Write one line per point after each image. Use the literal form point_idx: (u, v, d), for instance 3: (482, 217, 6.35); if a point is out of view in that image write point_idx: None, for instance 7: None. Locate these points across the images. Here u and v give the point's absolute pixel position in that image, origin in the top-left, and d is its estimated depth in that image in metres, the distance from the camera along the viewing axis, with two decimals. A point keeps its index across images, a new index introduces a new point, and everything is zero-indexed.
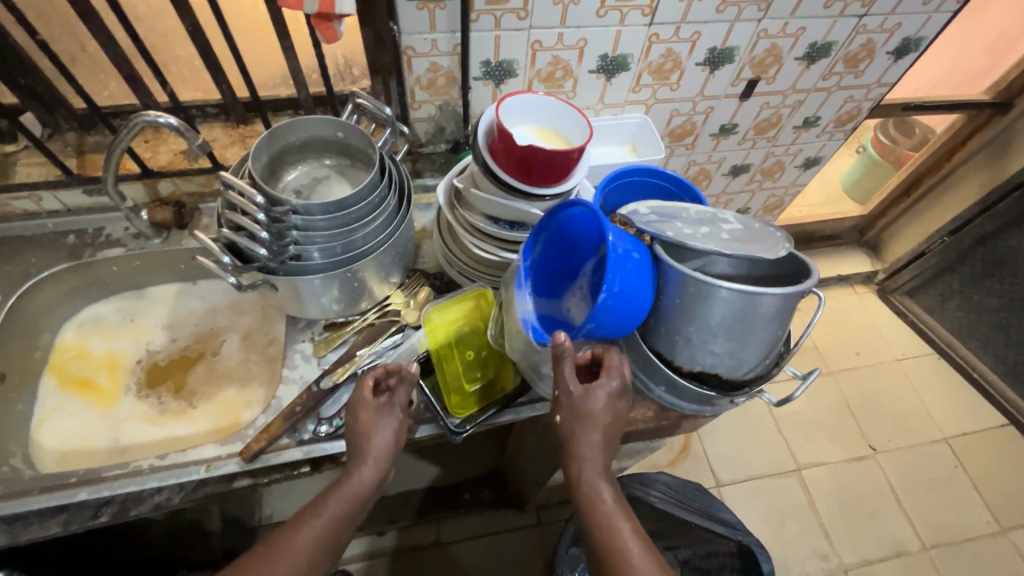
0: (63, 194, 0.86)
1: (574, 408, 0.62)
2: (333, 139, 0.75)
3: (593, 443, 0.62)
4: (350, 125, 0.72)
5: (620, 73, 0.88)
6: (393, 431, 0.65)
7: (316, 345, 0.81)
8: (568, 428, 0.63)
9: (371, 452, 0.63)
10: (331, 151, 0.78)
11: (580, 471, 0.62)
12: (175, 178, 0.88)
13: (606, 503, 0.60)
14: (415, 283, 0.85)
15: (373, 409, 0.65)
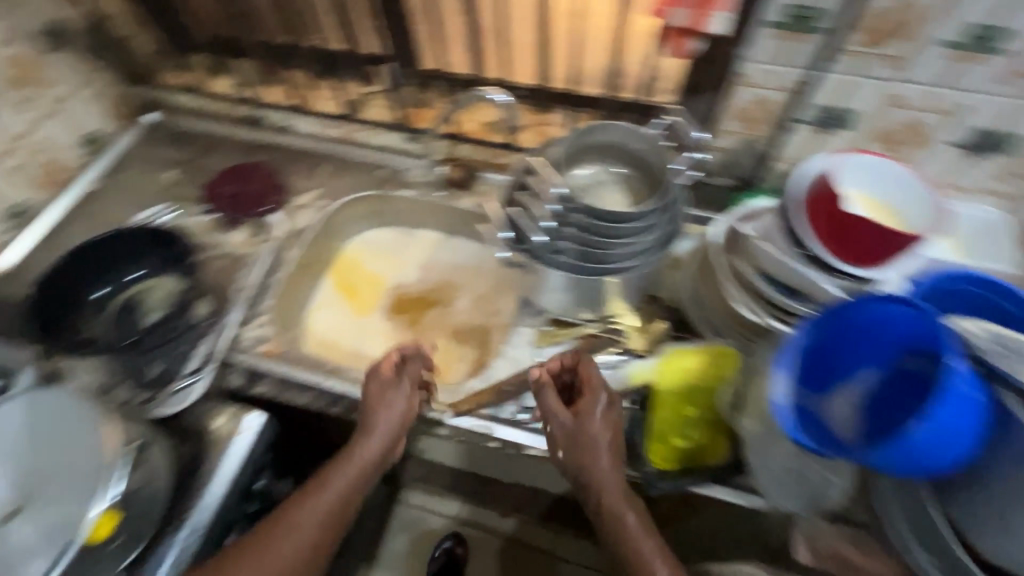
0: (390, 135, 1.03)
1: (569, 436, 0.67)
2: (631, 152, 0.75)
3: (603, 467, 0.64)
4: (656, 141, 0.72)
5: (993, 155, 0.70)
6: (401, 405, 0.73)
7: (538, 335, 0.84)
8: (574, 455, 0.66)
9: (376, 428, 0.71)
10: (622, 163, 0.77)
11: (600, 495, 0.63)
12: (474, 146, 0.98)
13: (631, 529, 0.60)
14: (650, 312, 0.82)
15: (384, 384, 0.74)
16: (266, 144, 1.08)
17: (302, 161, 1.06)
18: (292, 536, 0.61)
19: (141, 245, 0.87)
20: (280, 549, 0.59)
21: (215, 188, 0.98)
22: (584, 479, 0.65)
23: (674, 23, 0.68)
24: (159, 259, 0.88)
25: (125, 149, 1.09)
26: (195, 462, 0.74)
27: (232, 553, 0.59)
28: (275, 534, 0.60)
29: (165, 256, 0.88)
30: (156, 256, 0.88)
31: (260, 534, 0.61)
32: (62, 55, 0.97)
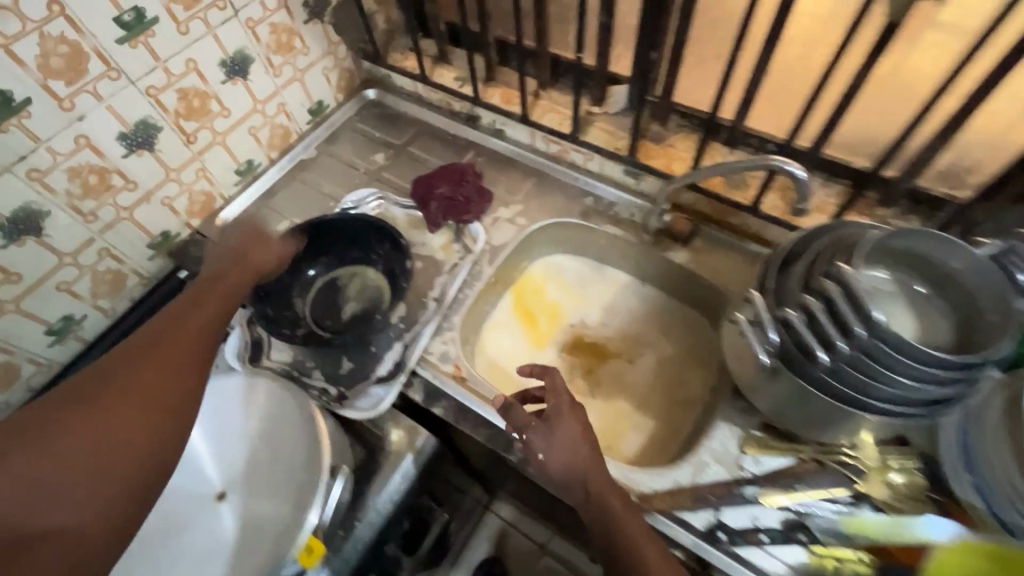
0: (608, 163, 0.95)
1: (544, 434, 0.67)
2: (938, 267, 0.61)
3: (582, 454, 0.65)
4: (991, 264, 0.56)
5: None
6: (281, 249, 0.80)
7: (747, 440, 0.72)
8: (558, 456, 0.65)
9: (252, 263, 0.76)
10: (916, 274, 0.64)
11: (589, 491, 0.64)
12: (702, 196, 0.86)
13: (617, 512, 0.62)
14: (901, 458, 0.67)
15: (261, 236, 0.79)
16: (475, 144, 1.05)
17: (508, 170, 1.02)
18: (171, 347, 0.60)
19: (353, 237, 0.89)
20: (156, 355, 0.59)
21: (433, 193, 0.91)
22: (570, 485, 0.65)
23: None
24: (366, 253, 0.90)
25: (341, 122, 1.12)
26: (370, 469, 0.74)
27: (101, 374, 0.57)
28: (152, 346, 0.60)
29: (372, 251, 0.90)
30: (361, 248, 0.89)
31: (109, 367, 0.57)
32: (316, 25, 0.99)
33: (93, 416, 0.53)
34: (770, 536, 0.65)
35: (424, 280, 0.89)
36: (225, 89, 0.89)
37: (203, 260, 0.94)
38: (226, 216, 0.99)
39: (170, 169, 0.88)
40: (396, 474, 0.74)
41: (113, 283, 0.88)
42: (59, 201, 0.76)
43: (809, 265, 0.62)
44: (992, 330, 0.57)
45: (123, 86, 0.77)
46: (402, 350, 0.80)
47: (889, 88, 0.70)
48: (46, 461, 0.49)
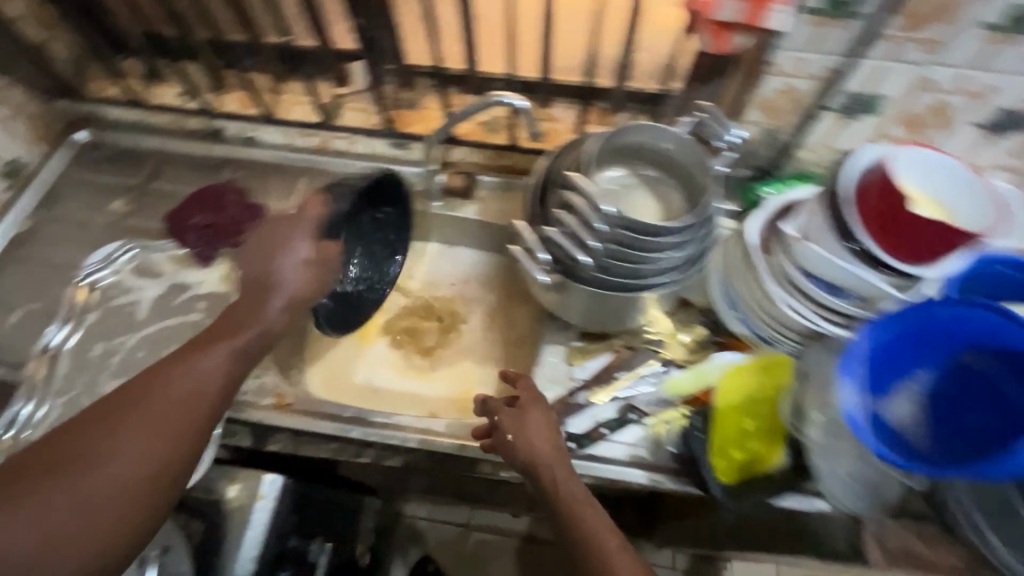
0: (374, 142, 0.92)
1: (518, 423, 0.64)
2: (656, 151, 0.70)
3: (545, 450, 0.62)
4: (687, 140, 0.66)
5: (1014, 133, 0.71)
6: (295, 267, 0.65)
7: (571, 352, 0.78)
8: (523, 443, 0.63)
9: (277, 284, 0.63)
10: (645, 162, 0.72)
11: (553, 474, 0.61)
12: (471, 147, 0.90)
13: (576, 501, 0.59)
14: (687, 318, 0.77)
15: (281, 235, 0.67)
16: (229, 159, 0.96)
17: (276, 177, 0.94)
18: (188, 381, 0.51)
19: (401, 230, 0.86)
20: (168, 402, 0.49)
21: (188, 224, 0.84)
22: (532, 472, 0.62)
23: (719, 17, 0.61)
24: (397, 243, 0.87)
25: (58, 179, 0.94)
26: (217, 537, 0.68)
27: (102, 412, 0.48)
28: (158, 387, 0.50)
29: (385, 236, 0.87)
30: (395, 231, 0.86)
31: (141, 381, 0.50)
32: None
33: (94, 437, 0.46)
34: (610, 427, 0.72)
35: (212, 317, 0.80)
36: None
37: None
38: None
39: None
40: (247, 530, 0.68)
41: None
42: None
43: (554, 181, 0.67)
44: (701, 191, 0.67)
45: None
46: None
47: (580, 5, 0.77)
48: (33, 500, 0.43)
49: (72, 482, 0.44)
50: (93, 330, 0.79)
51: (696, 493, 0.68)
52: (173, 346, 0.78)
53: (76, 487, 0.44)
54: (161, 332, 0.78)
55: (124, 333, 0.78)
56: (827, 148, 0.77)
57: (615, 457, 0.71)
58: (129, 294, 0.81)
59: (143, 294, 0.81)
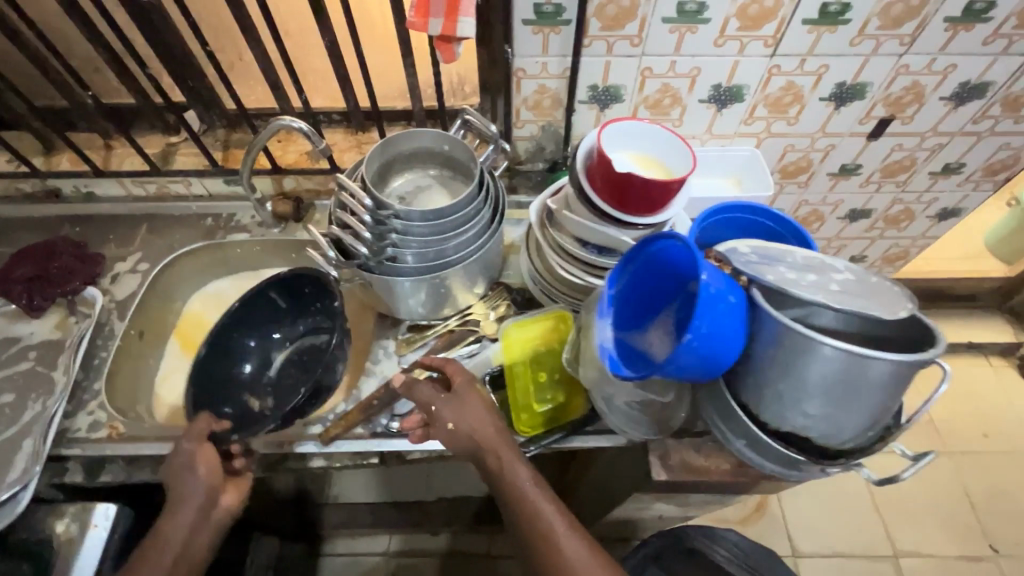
0: (208, 182, 0.98)
1: (457, 410, 0.66)
2: (439, 151, 0.80)
3: (490, 434, 0.65)
4: (455, 139, 0.76)
5: (732, 103, 0.85)
6: (206, 484, 0.66)
7: (399, 344, 0.85)
8: (463, 429, 0.65)
9: (187, 503, 0.65)
10: (435, 163, 0.82)
11: (500, 458, 0.64)
12: (298, 176, 0.96)
13: (521, 480, 0.63)
14: (498, 296, 0.87)
15: (194, 450, 0.68)
16: (69, 216, 0.99)
17: (117, 226, 0.99)
18: None
19: (248, 318, 0.87)
20: None
21: (12, 277, 0.85)
22: (480, 457, 0.65)
23: (427, 32, 0.64)
24: (266, 328, 0.90)
25: None
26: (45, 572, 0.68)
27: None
28: None
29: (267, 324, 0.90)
30: (259, 335, 0.90)
31: None
32: None
33: None
34: None
35: (45, 363, 0.82)
36: None
37: None
38: None
39: None
40: (76, 560, 0.68)
41: None
42: None
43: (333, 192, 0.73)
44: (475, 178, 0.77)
45: None
46: (35, 440, 0.74)
47: None
48: None
49: None
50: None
51: None
52: (3, 397, 0.79)
53: None
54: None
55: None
56: None
57: None
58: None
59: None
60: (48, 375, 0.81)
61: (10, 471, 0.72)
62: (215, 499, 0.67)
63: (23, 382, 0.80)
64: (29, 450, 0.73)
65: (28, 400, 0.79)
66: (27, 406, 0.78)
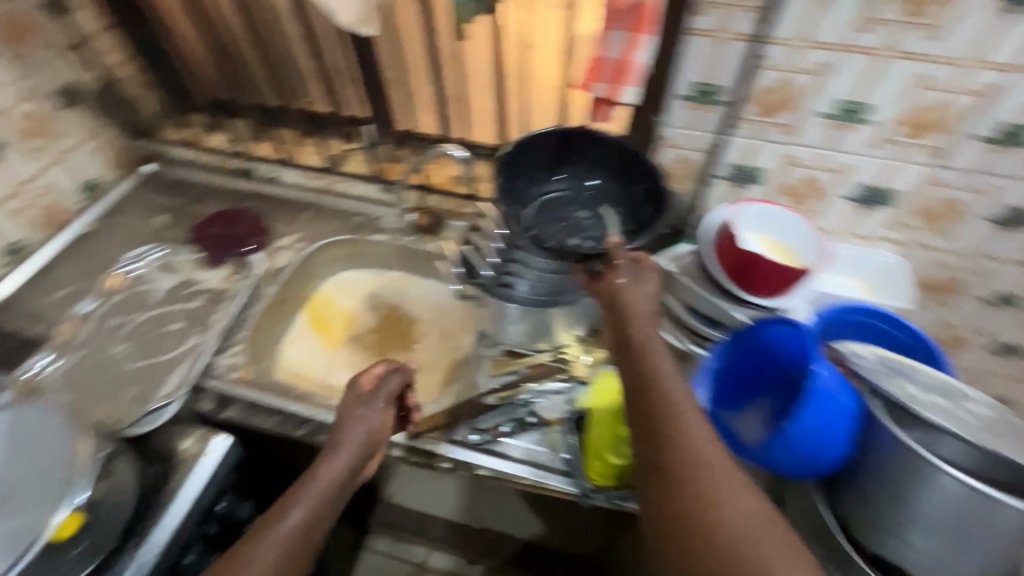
0: (367, 186, 1.14)
1: (631, 275, 0.63)
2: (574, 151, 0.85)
3: (642, 310, 0.61)
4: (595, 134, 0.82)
5: (880, 206, 0.82)
6: (364, 426, 0.70)
7: (493, 364, 0.90)
8: (637, 291, 0.62)
9: (345, 443, 0.68)
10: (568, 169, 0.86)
11: (646, 334, 0.59)
12: (440, 196, 1.09)
13: (658, 354, 0.57)
14: (594, 343, 0.89)
15: (358, 399, 0.73)
16: (254, 192, 1.19)
17: (287, 208, 1.16)
18: (267, 545, 0.55)
19: (578, 150, 0.85)
20: None
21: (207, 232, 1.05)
22: (625, 317, 0.61)
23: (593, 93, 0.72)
24: (585, 174, 0.86)
25: (121, 196, 1.20)
26: (163, 480, 0.78)
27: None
28: None
29: (591, 173, 0.86)
30: (573, 171, 0.86)
31: (258, 530, 0.57)
32: (73, 112, 1.09)
33: None
34: (511, 427, 0.82)
35: (208, 307, 0.98)
36: None
37: None
38: None
39: None
40: (189, 478, 0.79)
41: None
42: None
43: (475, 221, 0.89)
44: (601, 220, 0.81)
45: None
46: (187, 369, 0.88)
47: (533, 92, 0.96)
48: None
49: None
50: (114, 307, 0.98)
51: (569, 490, 0.77)
52: (174, 324, 0.95)
53: None
54: (166, 313, 0.96)
55: (137, 311, 0.97)
56: None
57: (509, 454, 0.80)
58: (149, 283, 1.01)
59: (159, 285, 1.01)
60: (208, 316, 0.96)
61: (161, 390, 0.86)
62: (360, 470, 0.68)
63: (189, 317, 0.96)
64: (179, 376, 0.88)
65: (188, 334, 0.94)
66: (187, 338, 0.93)
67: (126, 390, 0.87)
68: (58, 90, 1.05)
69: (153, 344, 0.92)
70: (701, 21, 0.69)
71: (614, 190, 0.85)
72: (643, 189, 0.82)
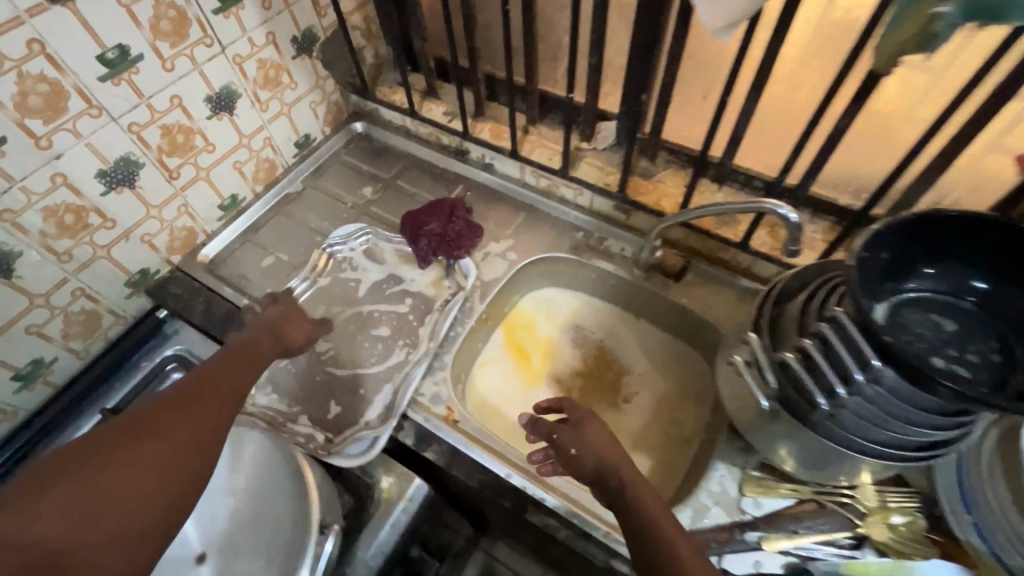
0: (599, 200, 0.95)
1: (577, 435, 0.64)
2: (975, 238, 0.55)
3: (605, 450, 0.61)
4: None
5: None
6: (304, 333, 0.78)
7: (749, 481, 0.71)
8: (589, 456, 0.62)
9: (272, 333, 0.75)
10: (945, 259, 0.58)
11: (622, 478, 0.59)
12: (695, 233, 0.87)
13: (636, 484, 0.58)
14: (902, 498, 0.66)
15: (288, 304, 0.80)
16: (464, 178, 1.06)
17: (499, 205, 1.02)
18: (185, 402, 0.60)
19: (971, 239, 0.55)
20: (174, 445, 0.56)
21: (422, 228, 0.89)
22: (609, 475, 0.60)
23: None
24: (963, 271, 0.58)
25: (328, 155, 1.11)
26: (361, 517, 0.72)
27: (129, 426, 0.56)
28: (146, 436, 0.56)
29: (976, 269, 0.57)
30: (947, 264, 0.58)
31: (178, 391, 0.61)
32: (304, 60, 0.99)
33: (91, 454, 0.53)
34: None
35: (414, 315, 0.88)
36: (210, 124, 0.88)
37: (183, 299, 0.90)
38: (209, 251, 0.96)
39: (150, 206, 0.85)
40: (388, 524, 0.70)
41: (87, 324, 0.84)
42: (31, 240, 0.73)
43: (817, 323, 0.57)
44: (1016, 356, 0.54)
45: (104, 123, 0.74)
46: (394, 392, 0.79)
47: (888, 134, 0.73)
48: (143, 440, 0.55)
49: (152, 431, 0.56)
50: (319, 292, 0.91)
51: None
52: (381, 328, 0.86)
53: (155, 430, 0.57)
54: (374, 313, 0.88)
55: (342, 303, 0.89)
56: None
57: None
58: (355, 271, 0.93)
59: (364, 274, 0.93)
60: (415, 328, 0.86)
61: (368, 409, 0.78)
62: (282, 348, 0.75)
63: (395, 324, 0.87)
64: (386, 400, 0.79)
65: (395, 342, 0.85)
66: (393, 351, 0.84)
67: (331, 402, 0.79)
68: (296, 36, 0.95)
69: (357, 349, 0.84)
70: None
71: (1019, 299, 0.55)
72: None
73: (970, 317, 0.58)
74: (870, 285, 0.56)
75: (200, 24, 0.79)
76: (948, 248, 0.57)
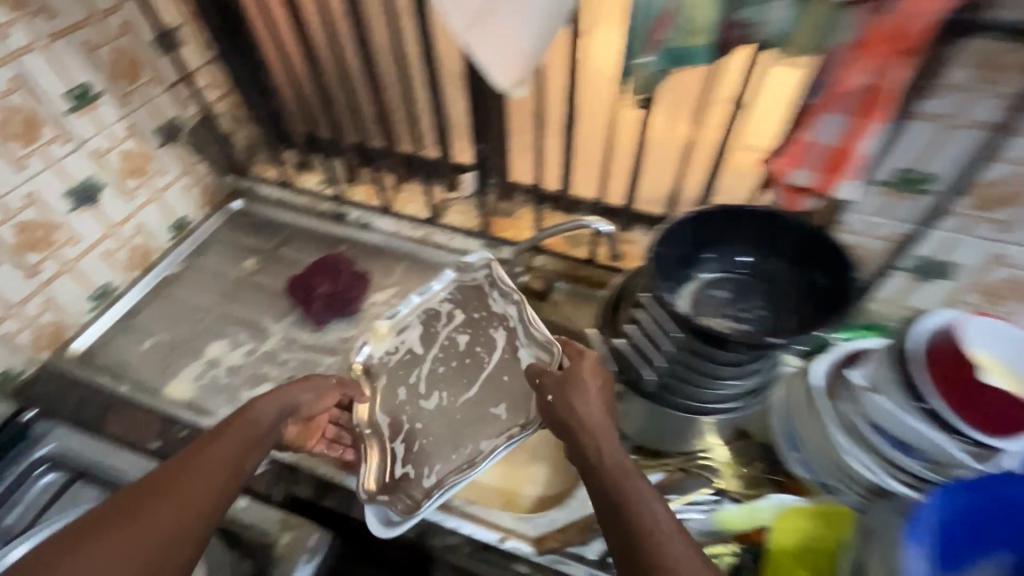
0: (470, 241, 1.05)
1: (560, 380, 0.69)
2: (734, 226, 0.69)
3: (586, 403, 0.65)
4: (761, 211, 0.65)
5: None
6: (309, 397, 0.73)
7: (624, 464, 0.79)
8: (563, 406, 0.67)
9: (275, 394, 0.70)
10: (717, 245, 0.71)
11: (597, 443, 0.62)
12: (551, 256, 0.99)
13: (621, 466, 0.59)
14: (745, 450, 0.78)
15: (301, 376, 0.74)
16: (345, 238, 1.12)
17: (380, 259, 1.09)
18: (188, 470, 0.57)
19: (732, 225, 0.69)
20: (160, 518, 0.52)
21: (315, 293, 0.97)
22: (577, 433, 0.64)
23: (793, 181, 0.65)
24: (735, 249, 0.71)
25: (208, 234, 1.13)
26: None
27: (113, 508, 0.53)
28: (140, 504, 0.53)
29: (740, 248, 0.71)
30: (724, 247, 0.71)
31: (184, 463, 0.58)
32: (171, 148, 1.03)
33: (87, 526, 0.51)
34: None
35: (476, 310, 0.89)
36: (72, 218, 0.89)
37: None
38: (79, 344, 0.94)
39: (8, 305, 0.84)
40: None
41: None
42: None
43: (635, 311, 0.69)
44: (787, 313, 0.68)
45: None
46: (531, 350, 0.84)
47: (669, 147, 0.83)
48: (133, 514, 0.52)
49: (145, 503, 0.53)
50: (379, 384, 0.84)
51: None
52: (464, 337, 0.87)
53: (152, 498, 0.54)
54: (445, 343, 0.87)
55: (415, 366, 0.85)
56: (897, 305, 0.80)
57: None
58: (399, 345, 0.86)
59: (409, 338, 0.87)
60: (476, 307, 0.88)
61: (524, 365, 0.84)
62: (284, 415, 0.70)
63: (469, 328, 0.88)
64: (529, 352, 0.84)
65: (487, 329, 0.88)
66: (494, 335, 0.87)
67: (491, 407, 0.82)
68: (159, 126, 1.00)
69: (463, 369, 0.85)
70: (932, 104, 0.59)
71: (778, 266, 0.69)
72: (815, 272, 0.66)
73: (746, 286, 0.71)
74: (665, 271, 0.68)
75: (54, 125, 0.83)
76: (728, 231, 0.69)
